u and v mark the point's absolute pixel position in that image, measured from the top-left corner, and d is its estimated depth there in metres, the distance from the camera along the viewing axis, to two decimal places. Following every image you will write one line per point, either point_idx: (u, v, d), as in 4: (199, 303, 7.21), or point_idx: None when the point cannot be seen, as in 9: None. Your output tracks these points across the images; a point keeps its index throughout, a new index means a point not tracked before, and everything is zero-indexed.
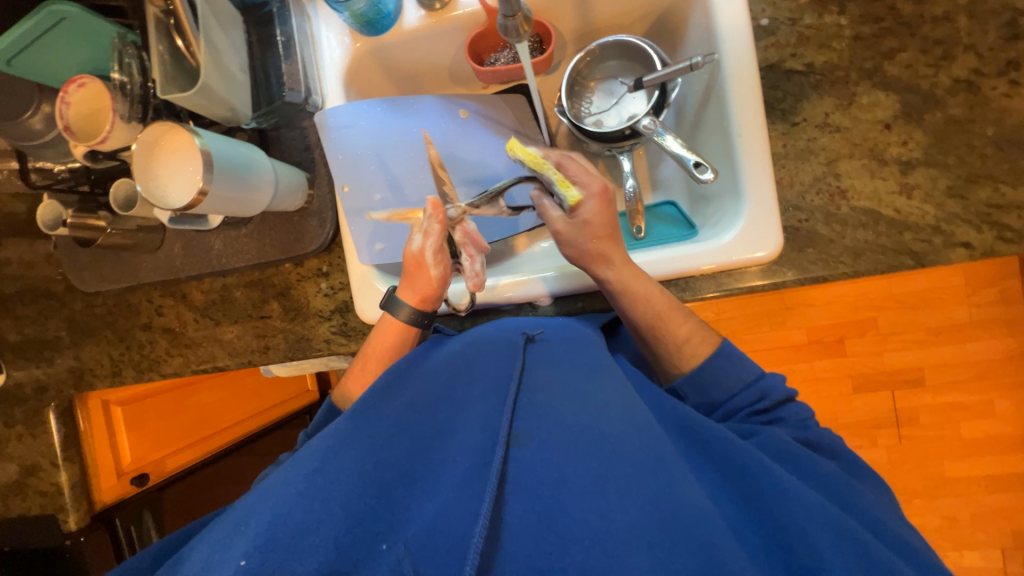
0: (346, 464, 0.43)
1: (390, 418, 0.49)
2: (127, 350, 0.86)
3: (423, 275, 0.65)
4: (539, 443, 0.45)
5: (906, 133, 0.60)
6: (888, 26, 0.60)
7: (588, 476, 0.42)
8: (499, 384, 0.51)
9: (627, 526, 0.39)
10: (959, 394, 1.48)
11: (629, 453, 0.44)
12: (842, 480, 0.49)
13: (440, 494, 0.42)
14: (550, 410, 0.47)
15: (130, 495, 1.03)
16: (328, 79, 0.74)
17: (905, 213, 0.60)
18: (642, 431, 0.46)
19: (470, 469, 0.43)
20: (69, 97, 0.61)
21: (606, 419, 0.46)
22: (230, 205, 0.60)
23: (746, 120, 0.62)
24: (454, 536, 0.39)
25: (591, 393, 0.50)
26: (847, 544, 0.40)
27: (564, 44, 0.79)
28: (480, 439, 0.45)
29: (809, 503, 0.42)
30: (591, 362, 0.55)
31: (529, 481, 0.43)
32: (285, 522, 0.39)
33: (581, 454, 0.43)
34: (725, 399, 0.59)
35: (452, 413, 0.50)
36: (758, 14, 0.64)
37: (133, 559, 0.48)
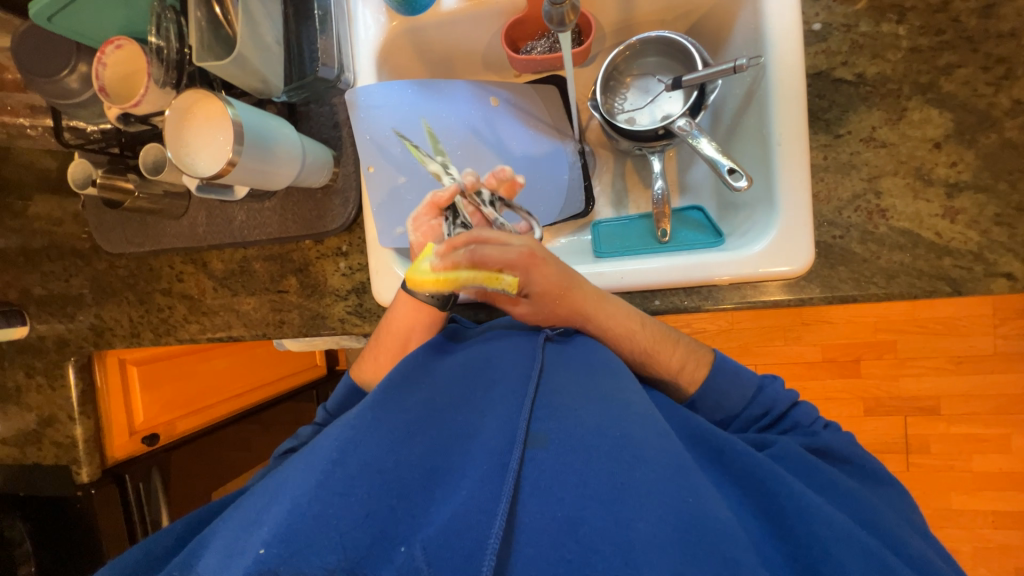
0: (365, 456, 0.44)
1: (408, 413, 0.49)
2: (146, 313, 0.87)
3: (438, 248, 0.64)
4: (557, 448, 0.45)
5: (957, 154, 0.57)
6: (949, 39, 0.57)
7: (607, 486, 0.42)
8: (516, 385, 0.52)
9: (650, 536, 0.39)
10: (975, 426, 1.44)
11: (647, 463, 0.43)
12: (859, 496, 0.48)
13: (458, 493, 0.43)
14: (568, 415, 0.48)
15: (141, 453, 1.06)
16: (361, 57, 0.73)
17: (947, 237, 0.58)
18: (661, 441, 0.46)
19: (488, 469, 0.44)
20: (106, 59, 0.61)
21: (625, 427, 0.46)
22: (256, 177, 0.60)
23: (788, 129, 0.60)
24: (472, 537, 0.40)
25: (609, 401, 0.49)
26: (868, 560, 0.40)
27: (603, 36, 0.77)
28: (498, 440, 0.46)
29: (831, 522, 0.42)
30: (609, 367, 0.55)
31: (548, 486, 0.43)
32: (302, 513, 0.39)
33: (601, 462, 0.44)
34: (741, 408, 0.58)
35: (471, 412, 0.50)
36: (810, 18, 0.61)
37: (158, 537, 0.50)
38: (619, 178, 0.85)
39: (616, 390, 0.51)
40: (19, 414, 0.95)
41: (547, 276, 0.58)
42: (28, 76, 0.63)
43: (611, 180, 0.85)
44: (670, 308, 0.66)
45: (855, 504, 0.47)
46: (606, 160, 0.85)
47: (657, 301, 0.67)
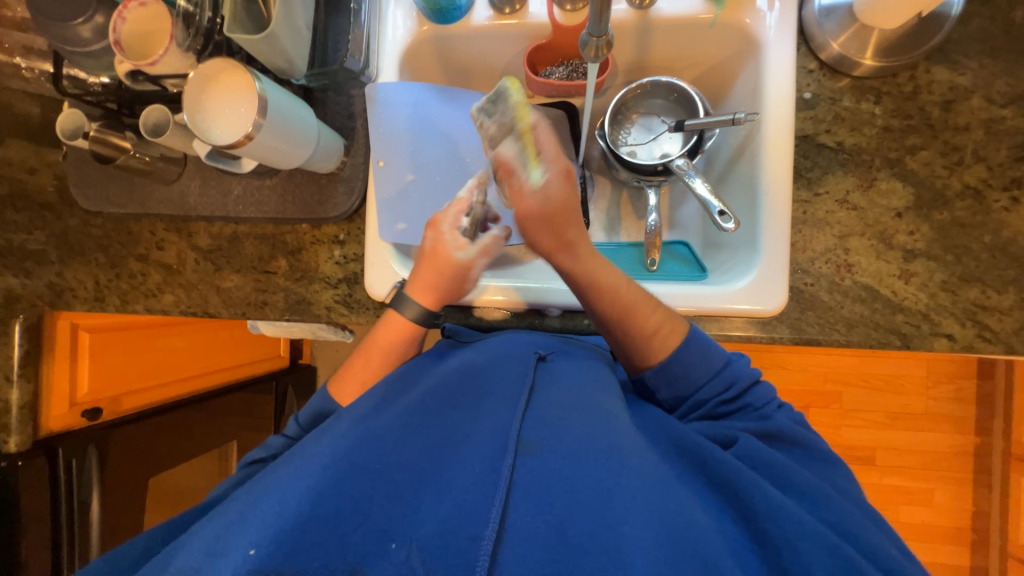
0: (360, 459, 0.44)
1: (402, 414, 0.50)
2: (116, 277, 0.83)
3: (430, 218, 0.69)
4: (546, 455, 0.46)
5: (914, 225, 0.65)
6: (915, 124, 0.66)
7: (596, 491, 0.43)
8: (509, 394, 0.53)
9: (637, 541, 0.39)
10: (905, 480, 1.56)
11: (636, 471, 0.44)
12: (819, 490, 0.48)
13: (450, 494, 0.43)
14: (557, 423, 0.49)
15: (79, 428, 0.99)
16: (387, 55, 0.74)
17: (901, 296, 0.64)
18: (645, 454, 0.47)
19: (480, 471, 0.45)
20: (126, 13, 0.60)
21: (612, 437, 0.47)
22: (270, 153, 0.60)
23: (776, 182, 0.66)
24: (463, 537, 0.40)
25: (597, 412, 0.51)
26: (833, 561, 0.41)
27: (616, 73, 0.81)
28: (490, 445, 0.47)
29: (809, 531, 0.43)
30: (598, 383, 0.57)
31: (538, 490, 0.43)
32: (294, 516, 0.39)
33: (587, 468, 0.44)
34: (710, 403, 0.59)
35: (463, 418, 0.51)
36: (802, 87, 0.68)
37: (131, 544, 0.48)
38: (615, 206, 0.89)
39: (605, 404, 0.53)
40: None
41: (557, 181, 0.60)
42: (39, 17, 0.61)
43: (607, 206, 0.90)
44: None
45: (813, 500, 0.47)
46: (604, 187, 0.90)
47: None
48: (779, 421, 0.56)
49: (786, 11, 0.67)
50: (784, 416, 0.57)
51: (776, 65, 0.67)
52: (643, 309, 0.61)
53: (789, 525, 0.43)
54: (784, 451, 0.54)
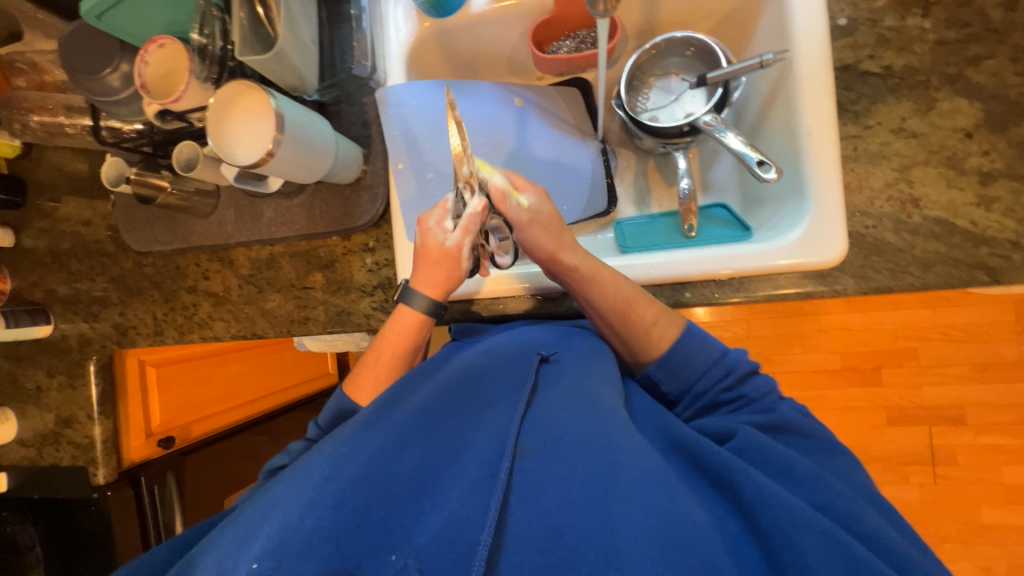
0: (360, 470, 0.43)
1: (400, 421, 0.49)
2: (171, 311, 0.87)
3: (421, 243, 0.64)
4: (547, 456, 0.46)
5: (989, 143, 0.57)
6: (976, 32, 0.57)
7: (591, 492, 0.43)
8: (509, 400, 0.52)
9: (631, 540, 0.40)
10: (1002, 437, 1.43)
11: (633, 466, 0.45)
12: (821, 479, 0.48)
13: (448, 503, 0.43)
14: (557, 425, 0.48)
15: (156, 457, 1.04)
16: (393, 57, 0.74)
17: (983, 226, 0.57)
18: (643, 451, 0.48)
19: (478, 477, 0.44)
20: (148, 56, 0.63)
21: (611, 435, 0.47)
22: (291, 168, 0.61)
23: (818, 121, 0.60)
24: (462, 545, 0.41)
25: (595, 408, 0.51)
26: (824, 548, 0.41)
27: (625, 39, 0.79)
28: (489, 450, 0.47)
29: (809, 520, 0.42)
30: (598, 377, 0.57)
31: (538, 493, 0.44)
32: (297, 529, 0.39)
33: (585, 469, 0.45)
34: (705, 369, 0.61)
35: (462, 423, 0.51)
36: (835, 14, 0.62)
37: (149, 555, 0.49)
38: (642, 177, 0.86)
39: (605, 401, 0.53)
40: (39, 414, 0.94)
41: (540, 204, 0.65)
42: (74, 73, 0.65)
43: (633, 179, 0.86)
44: (699, 300, 0.65)
45: (811, 487, 0.47)
46: (629, 159, 0.87)
47: (685, 293, 0.65)
48: (781, 414, 0.55)
49: None
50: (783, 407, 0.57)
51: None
52: (638, 309, 0.62)
53: (783, 513, 0.43)
54: (790, 443, 0.54)
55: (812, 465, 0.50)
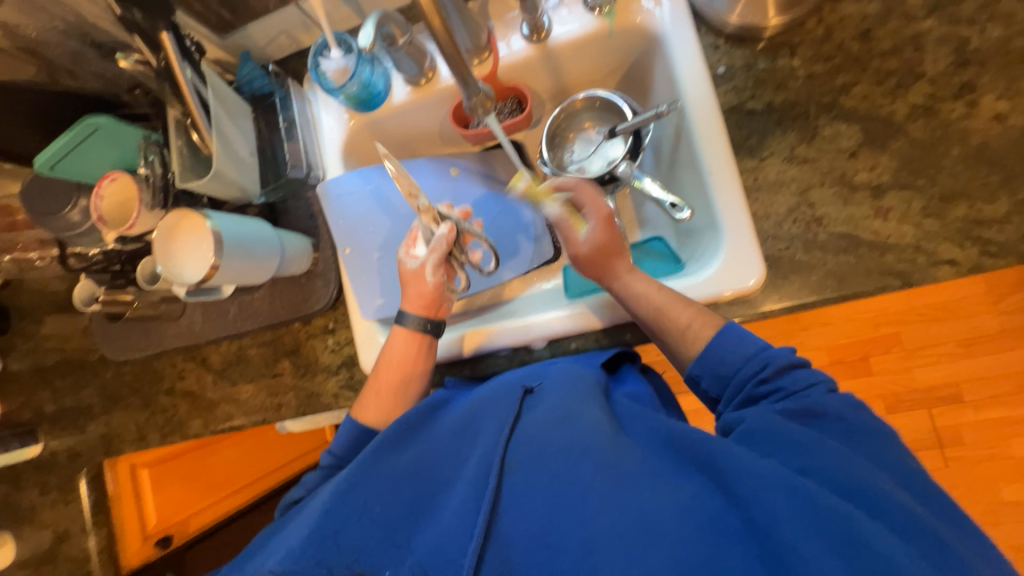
0: (360, 504, 0.52)
1: (395, 465, 0.55)
2: (152, 415, 0.90)
3: (418, 288, 0.71)
4: (526, 470, 0.50)
5: (873, 159, 0.62)
6: (839, 63, 0.63)
7: (564, 496, 0.48)
8: (495, 424, 0.55)
9: (601, 532, 0.45)
10: (1004, 410, 1.41)
11: (609, 468, 0.48)
12: (831, 453, 0.45)
13: (439, 522, 0.50)
14: (536, 441, 0.52)
15: (155, 558, 1.11)
16: (329, 154, 0.81)
17: (884, 235, 0.61)
18: (622, 452, 0.50)
19: (460, 500, 0.50)
20: (103, 191, 0.69)
21: (588, 440, 0.51)
22: (239, 276, 0.65)
23: (716, 159, 0.65)
24: (449, 555, 0.48)
25: (575, 421, 0.53)
26: (811, 518, 0.40)
27: (542, 102, 0.85)
28: (475, 473, 0.52)
29: (787, 490, 0.42)
30: (583, 388, 0.58)
31: (517, 503, 0.49)
32: (305, 555, 0.49)
33: (562, 478, 0.49)
34: (737, 367, 0.55)
35: (452, 454, 0.55)
36: (714, 64, 0.68)
37: None
38: None
39: (587, 411, 0.54)
40: (35, 534, 0.96)
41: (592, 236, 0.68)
42: (34, 214, 0.71)
43: None
44: (640, 339, 0.71)
45: (812, 460, 0.45)
46: None
47: (628, 334, 0.71)
48: (819, 399, 0.51)
49: None
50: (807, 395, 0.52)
51: (681, 52, 0.67)
52: (675, 310, 0.62)
53: (763, 491, 0.43)
54: (829, 428, 0.49)
55: (833, 445, 0.46)
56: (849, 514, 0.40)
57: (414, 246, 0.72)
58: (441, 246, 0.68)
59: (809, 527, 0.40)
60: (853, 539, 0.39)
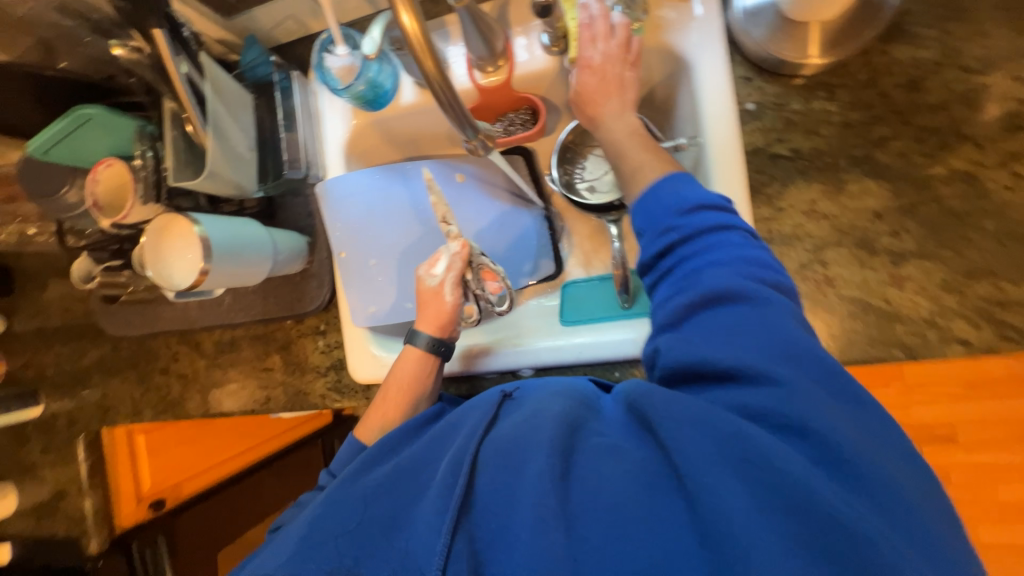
0: (334, 527, 0.46)
1: (370, 481, 0.50)
2: (146, 391, 0.92)
3: (436, 307, 0.70)
4: (492, 471, 0.44)
5: (898, 224, 0.58)
6: (879, 113, 0.58)
7: (517, 478, 0.43)
8: (467, 427, 0.50)
9: (558, 526, 0.39)
10: (997, 456, 1.39)
11: (559, 451, 0.42)
12: (781, 397, 0.39)
13: (408, 538, 0.44)
14: (501, 438, 0.46)
15: (147, 519, 1.16)
16: (331, 152, 0.78)
17: (897, 305, 0.58)
18: (577, 434, 0.44)
19: (428, 506, 0.44)
20: (97, 176, 0.67)
21: (539, 438, 0.44)
22: (228, 281, 0.64)
23: (731, 204, 0.61)
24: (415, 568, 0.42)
25: (536, 411, 0.47)
26: (760, 491, 0.36)
27: (555, 110, 0.79)
28: (441, 476, 0.46)
29: (733, 457, 0.37)
30: (560, 388, 0.51)
31: (488, 504, 0.43)
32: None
33: (518, 466, 0.43)
34: (668, 221, 0.50)
35: (421, 458, 0.50)
36: (743, 98, 0.63)
37: None
38: (588, 240, 0.85)
39: (553, 405, 0.48)
40: (35, 488, 1.00)
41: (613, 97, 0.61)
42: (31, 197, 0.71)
43: (579, 241, 0.85)
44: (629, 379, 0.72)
45: (762, 404, 0.40)
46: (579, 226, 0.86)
47: (617, 373, 0.72)
48: (728, 283, 0.45)
49: (708, 18, 0.62)
50: (714, 271, 0.46)
51: (709, 84, 0.62)
52: (632, 152, 0.59)
53: (718, 472, 0.37)
54: (758, 308, 0.43)
55: (779, 379, 0.40)
56: (812, 486, 0.35)
57: (434, 266, 0.72)
58: (457, 265, 0.71)
59: (774, 519, 0.34)
60: (825, 529, 0.33)
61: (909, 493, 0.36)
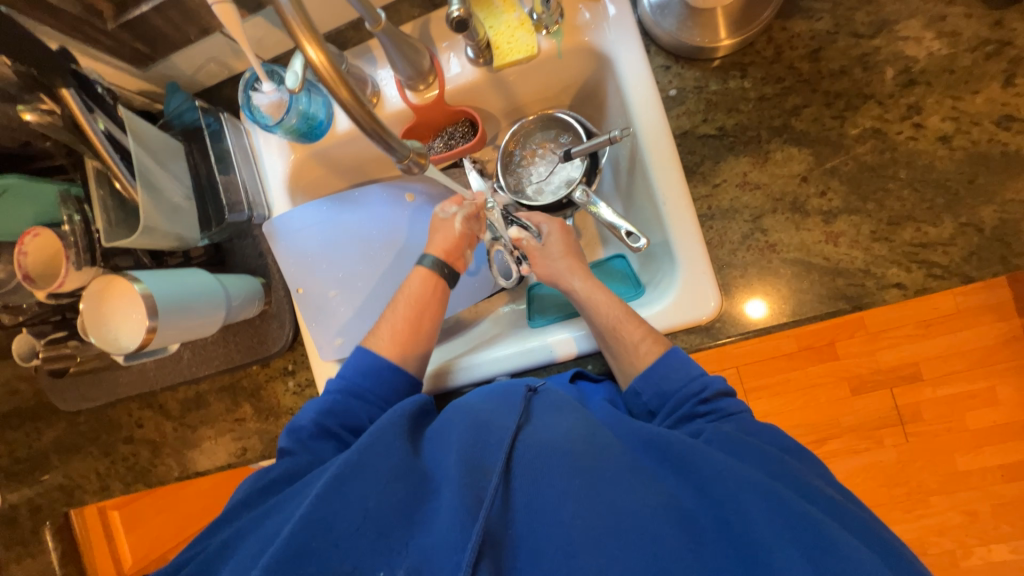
0: (355, 504, 0.45)
1: (390, 461, 0.49)
2: (113, 464, 0.87)
3: (443, 234, 0.74)
4: (527, 474, 0.47)
5: (824, 184, 0.61)
6: (790, 85, 0.62)
7: (564, 476, 0.46)
8: (496, 428, 0.51)
9: (587, 530, 0.43)
10: None
11: (600, 464, 0.46)
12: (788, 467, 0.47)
13: (433, 527, 0.45)
14: (537, 446, 0.48)
15: None
16: (273, 190, 0.77)
17: (835, 260, 0.61)
18: (611, 448, 0.49)
19: (459, 490, 0.45)
20: (25, 248, 0.64)
21: (571, 445, 0.48)
22: (180, 335, 0.62)
23: (669, 188, 0.63)
24: (442, 560, 0.42)
25: (564, 423, 0.51)
26: (785, 525, 0.41)
27: (496, 120, 0.81)
28: (472, 469, 0.47)
29: (764, 495, 0.43)
30: (574, 404, 0.54)
31: (526, 501, 0.46)
32: (292, 540, 0.43)
33: (563, 470, 0.46)
34: (679, 386, 0.57)
35: (444, 450, 0.51)
36: (666, 86, 0.66)
37: None
38: None
39: (585, 423, 0.51)
40: None
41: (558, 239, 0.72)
42: None
43: None
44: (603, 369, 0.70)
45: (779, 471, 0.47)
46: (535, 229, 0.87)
47: (590, 365, 0.70)
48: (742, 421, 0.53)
49: (621, 13, 0.65)
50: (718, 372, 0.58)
51: (632, 76, 0.64)
52: (614, 316, 0.63)
53: (747, 500, 0.43)
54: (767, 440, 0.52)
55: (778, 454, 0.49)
56: (817, 520, 0.41)
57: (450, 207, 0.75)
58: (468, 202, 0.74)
59: (778, 531, 0.41)
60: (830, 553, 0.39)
61: (876, 530, 0.44)
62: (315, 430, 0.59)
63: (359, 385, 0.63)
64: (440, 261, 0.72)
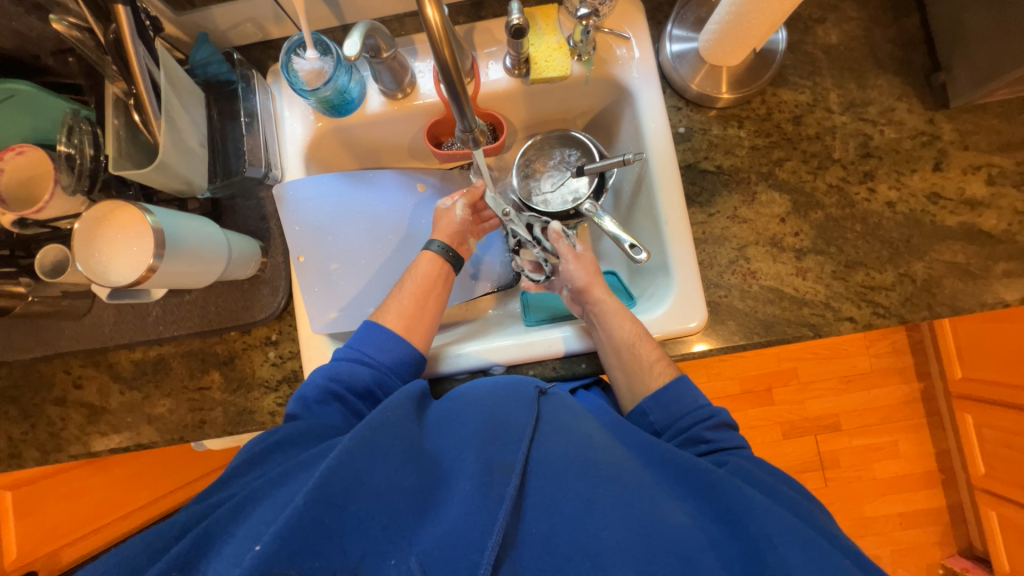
0: (371, 485, 0.47)
1: (405, 442, 0.52)
2: (32, 429, 0.76)
3: (448, 221, 0.76)
4: (544, 477, 0.51)
5: (798, 226, 0.72)
6: (776, 140, 0.74)
7: (580, 482, 0.50)
8: (513, 429, 0.55)
9: (612, 542, 0.46)
10: (871, 438, 1.66)
11: (617, 478, 0.50)
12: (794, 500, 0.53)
13: (444, 518, 0.48)
14: (552, 451, 0.53)
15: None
16: (288, 154, 0.76)
17: (803, 290, 0.71)
18: (625, 462, 0.53)
19: (474, 484, 0.49)
20: (4, 164, 0.58)
21: (588, 452, 0.53)
22: (178, 279, 0.59)
23: (670, 212, 0.71)
24: (462, 554, 0.45)
25: (571, 432, 0.55)
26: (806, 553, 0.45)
27: (514, 131, 0.87)
28: (494, 467, 0.51)
29: (789, 528, 0.47)
30: (580, 414, 0.59)
31: (545, 498, 0.50)
32: (300, 517, 0.42)
33: (578, 478, 0.50)
34: (688, 415, 0.62)
35: (462, 449, 0.54)
36: (676, 123, 0.76)
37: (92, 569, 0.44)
38: None
39: (595, 435, 0.56)
40: None
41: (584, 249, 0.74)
42: None
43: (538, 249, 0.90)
44: (596, 368, 0.73)
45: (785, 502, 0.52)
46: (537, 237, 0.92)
47: (584, 364, 0.73)
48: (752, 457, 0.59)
49: (645, 58, 0.75)
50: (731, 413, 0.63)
51: (648, 107, 0.74)
52: (630, 333, 0.67)
53: (770, 522, 0.46)
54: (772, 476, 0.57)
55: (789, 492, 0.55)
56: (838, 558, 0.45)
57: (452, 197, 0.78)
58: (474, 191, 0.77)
59: (796, 549, 0.45)
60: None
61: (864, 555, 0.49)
62: (320, 394, 0.61)
63: (365, 353, 0.65)
64: (443, 246, 0.74)
